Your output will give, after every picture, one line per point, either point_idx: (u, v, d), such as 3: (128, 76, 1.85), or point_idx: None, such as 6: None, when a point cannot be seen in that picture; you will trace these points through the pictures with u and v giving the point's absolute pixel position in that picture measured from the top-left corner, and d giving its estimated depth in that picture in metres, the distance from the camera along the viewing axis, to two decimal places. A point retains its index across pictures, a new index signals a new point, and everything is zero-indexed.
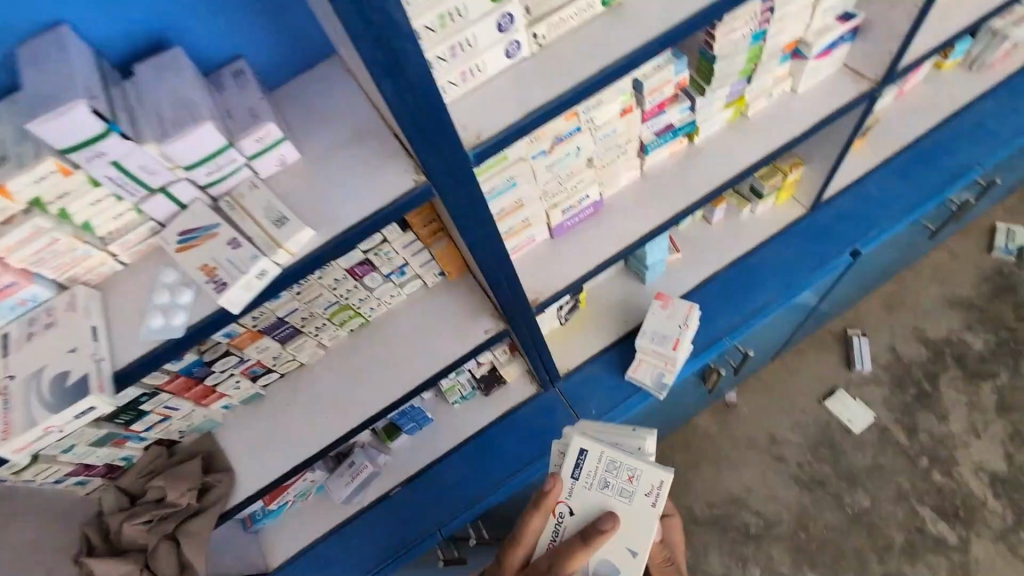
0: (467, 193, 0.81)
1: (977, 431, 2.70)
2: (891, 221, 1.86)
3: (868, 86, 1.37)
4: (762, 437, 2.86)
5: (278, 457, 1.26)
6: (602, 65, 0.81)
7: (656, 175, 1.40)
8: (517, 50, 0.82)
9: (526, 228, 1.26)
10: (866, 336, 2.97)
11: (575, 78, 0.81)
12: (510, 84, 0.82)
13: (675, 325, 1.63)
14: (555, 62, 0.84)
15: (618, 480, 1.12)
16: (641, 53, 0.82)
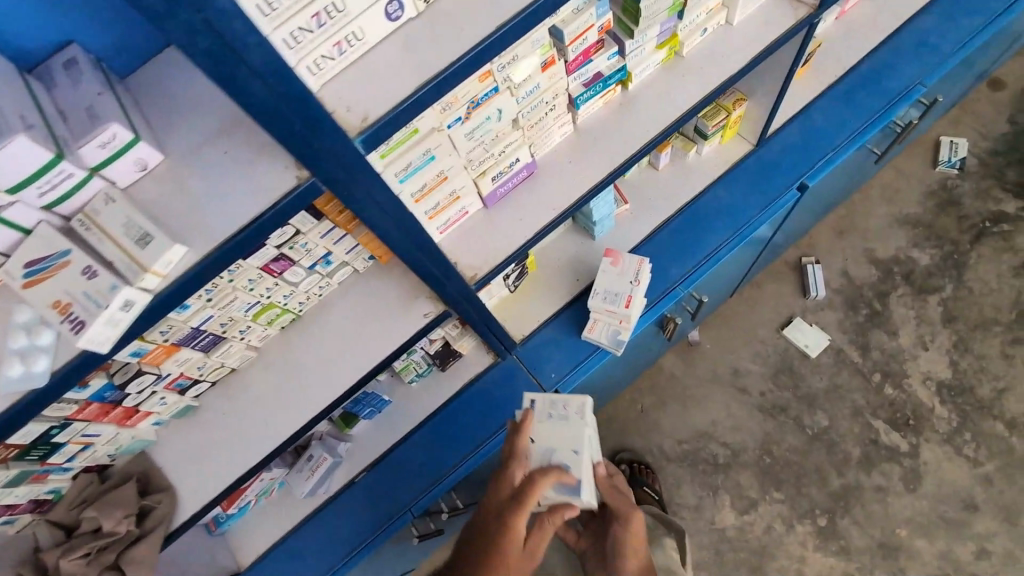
0: (362, 183, 0.72)
1: (925, 343, 2.81)
2: (838, 151, 1.84)
3: (806, 13, 1.29)
4: (725, 371, 2.94)
5: (218, 471, 1.19)
6: (502, 18, 0.70)
7: (590, 129, 1.30)
8: (399, 11, 0.71)
9: (454, 202, 1.17)
10: (820, 263, 3.02)
11: (471, 38, 0.70)
12: (399, 51, 0.71)
13: (625, 281, 1.60)
14: (446, 20, 0.72)
15: (553, 410, 1.40)
16: (546, 1, 0.70)
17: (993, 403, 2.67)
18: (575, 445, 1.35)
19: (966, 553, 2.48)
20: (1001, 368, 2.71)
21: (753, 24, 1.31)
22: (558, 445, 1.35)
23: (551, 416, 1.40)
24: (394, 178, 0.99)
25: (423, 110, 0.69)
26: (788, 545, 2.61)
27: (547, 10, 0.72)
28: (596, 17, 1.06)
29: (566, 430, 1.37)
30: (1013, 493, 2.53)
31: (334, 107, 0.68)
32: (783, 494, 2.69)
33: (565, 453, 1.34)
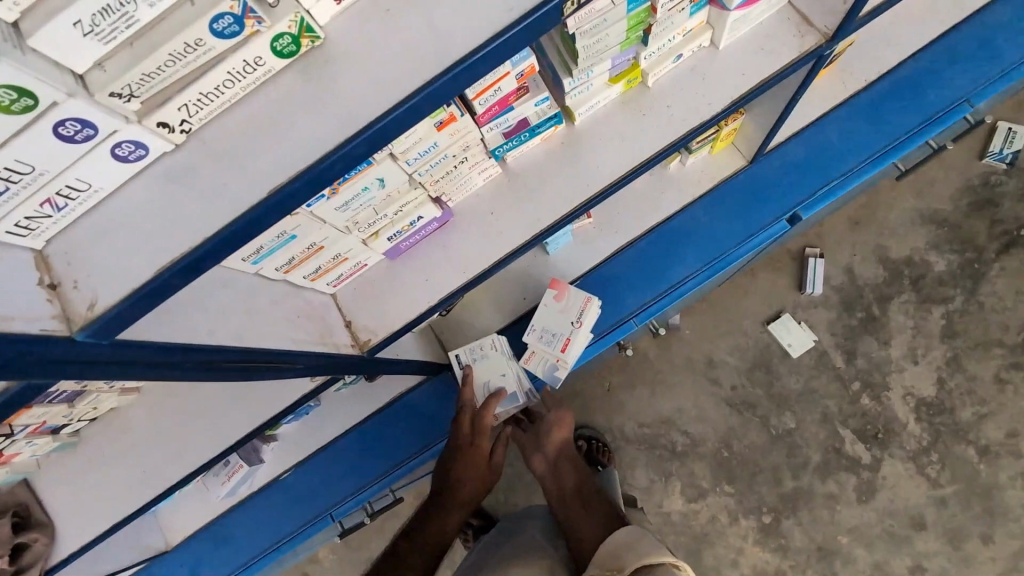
0: (123, 359, 0.58)
1: (915, 356, 2.52)
2: (845, 178, 1.57)
3: (815, 43, 0.99)
4: (699, 359, 2.61)
5: (101, 509, 1.17)
6: (284, 175, 0.52)
7: (523, 174, 1.09)
8: (142, 150, 0.52)
9: (342, 262, 1.00)
10: (823, 257, 2.59)
11: (244, 199, 0.52)
12: (151, 200, 0.54)
13: (567, 320, 1.46)
14: (217, 154, 0.54)
15: (473, 354, 1.42)
16: (344, 153, 0.52)
17: (971, 427, 2.47)
18: (502, 369, 1.41)
19: (902, 567, 2.42)
20: (990, 393, 2.47)
21: (740, 54, 1.03)
22: (489, 376, 1.41)
23: (475, 357, 1.42)
24: (241, 261, 0.82)
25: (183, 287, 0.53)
26: (729, 537, 2.52)
27: (351, 159, 0.53)
28: (512, 66, 0.81)
29: (489, 363, 1.41)
30: (965, 518, 2.42)
31: (59, 280, 0.52)
32: (735, 488, 2.53)
33: (503, 380, 1.40)
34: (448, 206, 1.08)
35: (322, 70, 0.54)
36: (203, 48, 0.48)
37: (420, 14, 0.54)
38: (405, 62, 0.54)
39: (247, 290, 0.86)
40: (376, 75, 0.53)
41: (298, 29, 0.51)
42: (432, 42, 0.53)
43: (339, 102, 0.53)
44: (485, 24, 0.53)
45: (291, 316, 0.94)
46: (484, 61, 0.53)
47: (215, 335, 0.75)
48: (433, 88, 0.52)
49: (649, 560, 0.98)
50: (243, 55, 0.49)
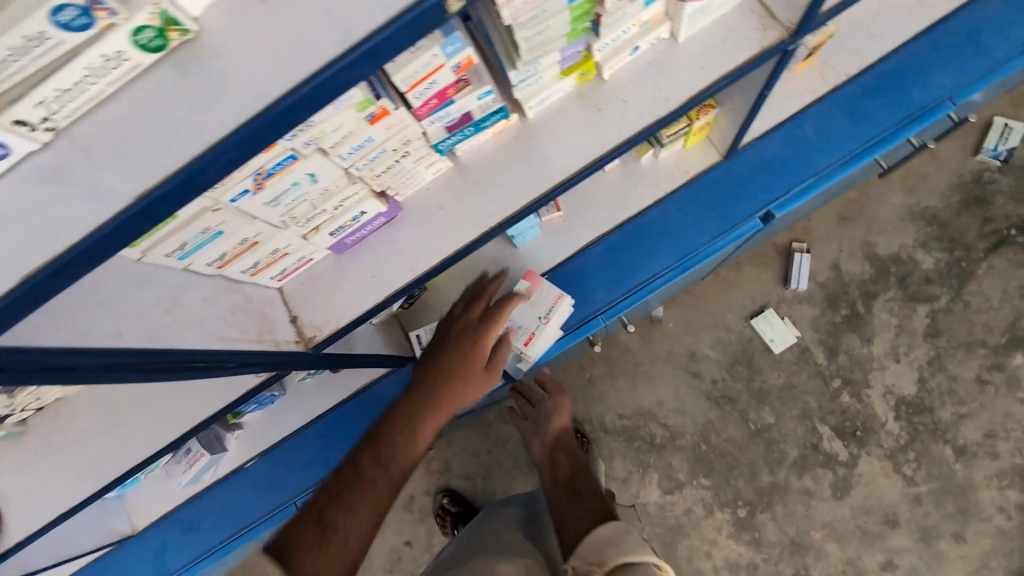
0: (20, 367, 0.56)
1: (897, 354, 2.46)
2: (821, 176, 1.53)
3: (778, 38, 0.95)
4: (681, 353, 2.57)
5: (47, 498, 1.16)
6: (155, 179, 0.49)
7: (474, 167, 1.05)
8: (7, 150, 0.50)
9: (283, 256, 0.97)
10: (810, 252, 2.52)
11: (113, 204, 0.49)
12: (22, 201, 0.52)
13: (535, 314, 1.43)
14: (89, 152, 0.51)
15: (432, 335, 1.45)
16: (215, 154, 0.48)
17: (949, 427, 2.40)
18: None
19: (873, 563, 2.38)
20: (971, 393, 2.40)
21: (699, 49, 0.98)
22: None
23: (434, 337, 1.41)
24: (166, 256, 0.79)
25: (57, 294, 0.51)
26: (703, 528, 2.48)
27: (227, 162, 0.49)
28: (445, 57, 0.77)
29: None
30: (939, 517, 2.36)
31: None
32: (711, 481, 2.49)
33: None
34: (396, 200, 1.04)
35: (199, 65, 0.50)
36: (50, 42, 0.45)
37: (299, 6, 0.50)
38: (281, 60, 0.49)
39: (168, 287, 0.83)
40: (257, 73, 0.50)
41: (161, 21, 0.47)
42: (309, 38, 0.49)
43: (212, 101, 0.50)
44: (365, 19, 0.49)
45: (221, 312, 0.91)
46: (362, 61, 0.49)
47: (122, 337, 0.72)
48: (307, 90, 0.48)
49: (631, 561, 0.94)
50: (98, 49, 0.46)
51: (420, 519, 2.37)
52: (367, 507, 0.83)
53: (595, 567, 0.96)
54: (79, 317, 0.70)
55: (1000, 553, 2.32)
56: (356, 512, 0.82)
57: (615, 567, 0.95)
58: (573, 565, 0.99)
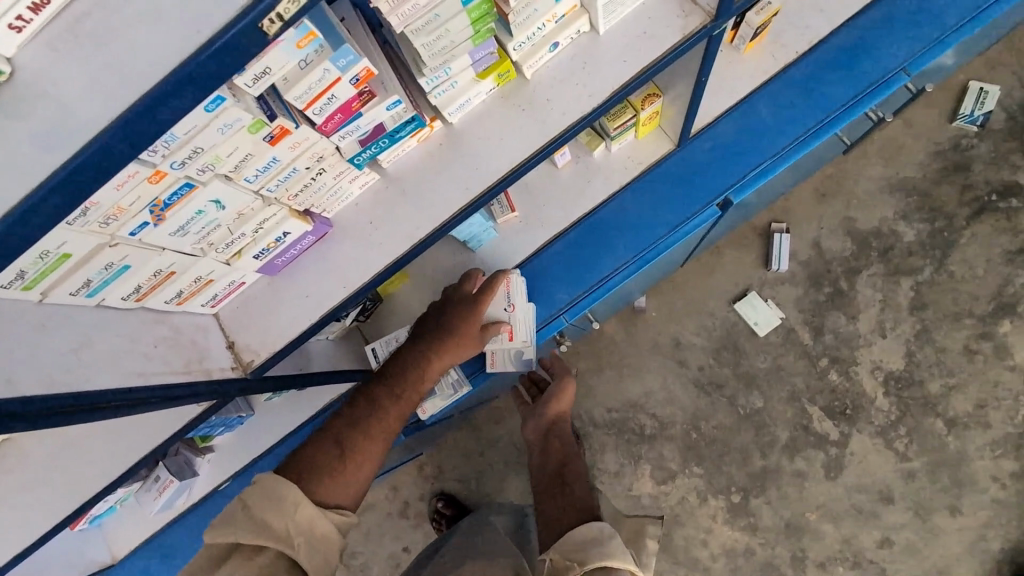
0: None
1: (884, 330, 2.37)
2: (777, 158, 1.49)
3: (700, 24, 0.92)
4: (666, 341, 2.46)
5: None
6: None
7: (402, 178, 1.02)
8: None
9: (209, 283, 0.95)
10: (790, 232, 2.44)
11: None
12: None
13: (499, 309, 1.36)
14: None
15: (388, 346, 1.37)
16: (35, 202, 0.45)
17: (939, 399, 2.31)
18: None
19: (870, 541, 2.28)
20: (959, 364, 2.31)
21: (620, 43, 0.95)
22: None
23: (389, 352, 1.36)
24: (72, 295, 0.77)
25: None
26: (698, 516, 2.36)
27: (54, 211, 0.46)
28: (336, 70, 0.73)
29: None
30: (933, 491, 2.27)
31: None
32: (703, 469, 2.38)
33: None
34: (324, 217, 1.02)
35: (8, 107, 0.45)
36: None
37: (110, 35, 0.45)
38: (98, 97, 0.45)
39: (75, 327, 0.80)
40: (78, 110, 0.44)
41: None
42: (123, 72, 0.44)
43: (27, 149, 0.45)
44: (176, 48, 0.44)
45: (140, 348, 0.88)
46: (183, 92, 0.44)
47: (14, 384, 0.69)
48: (118, 126, 0.44)
49: (608, 563, 0.88)
50: None
51: (415, 525, 2.33)
52: (377, 441, 1.05)
53: (572, 565, 0.90)
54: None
55: (996, 524, 2.23)
56: (367, 446, 1.03)
57: (592, 571, 0.87)
58: (552, 559, 0.93)
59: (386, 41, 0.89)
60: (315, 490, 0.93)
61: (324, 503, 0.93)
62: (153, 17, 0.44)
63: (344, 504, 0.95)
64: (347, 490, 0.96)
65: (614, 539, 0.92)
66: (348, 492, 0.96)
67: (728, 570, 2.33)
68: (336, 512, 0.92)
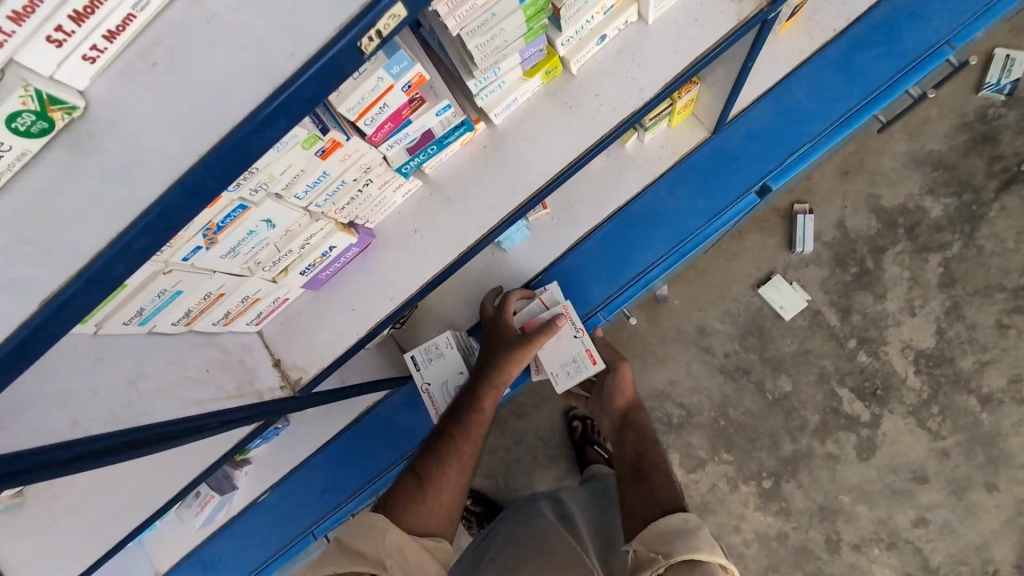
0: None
1: (912, 308, 2.13)
2: (817, 142, 1.45)
3: (756, 9, 0.87)
4: (689, 329, 2.22)
5: None
6: (55, 282, 0.41)
7: (445, 184, 0.99)
8: None
9: (255, 302, 0.92)
10: (813, 212, 2.17)
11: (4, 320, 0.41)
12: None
13: (571, 338, 1.37)
14: None
15: (429, 354, 1.33)
16: (119, 249, 0.41)
17: (972, 375, 2.11)
18: (459, 366, 1.32)
19: (904, 521, 2.10)
20: (991, 339, 2.10)
21: (669, 31, 0.91)
22: (448, 376, 1.32)
23: (431, 359, 1.33)
24: (124, 324, 0.74)
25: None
26: (729, 503, 2.18)
27: (138, 254, 0.42)
28: (390, 78, 0.69)
29: (446, 364, 1.32)
30: (969, 468, 2.09)
31: None
32: (733, 456, 2.18)
33: (461, 379, 1.32)
34: (367, 228, 0.98)
35: (82, 144, 0.41)
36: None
37: (193, 63, 0.41)
38: (180, 130, 0.41)
39: (129, 359, 0.77)
40: (158, 143, 0.41)
41: (38, 102, 0.38)
42: (207, 101, 0.41)
43: (107, 193, 0.41)
44: (267, 73, 0.40)
45: (194, 373, 0.85)
46: (276, 121, 0.41)
47: (81, 426, 0.67)
48: (209, 159, 0.41)
49: (697, 557, 0.83)
50: None
51: None
52: (455, 466, 1.01)
53: (657, 557, 0.85)
54: (28, 411, 0.65)
55: None
56: (446, 472, 1.00)
57: (680, 564, 0.83)
58: (634, 549, 0.88)
59: (426, 42, 0.85)
60: (404, 523, 0.90)
61: (416, 533, 0.90)
62: (240, 43, 0.41)
63: (435, 532, 0.92)
64: (433, 518, 0.93)
65: (702, 532, 0.87)
66: (435, 518, 0.93)
67: (762, 556, 2.15)
68: (429, 542, 0.89)
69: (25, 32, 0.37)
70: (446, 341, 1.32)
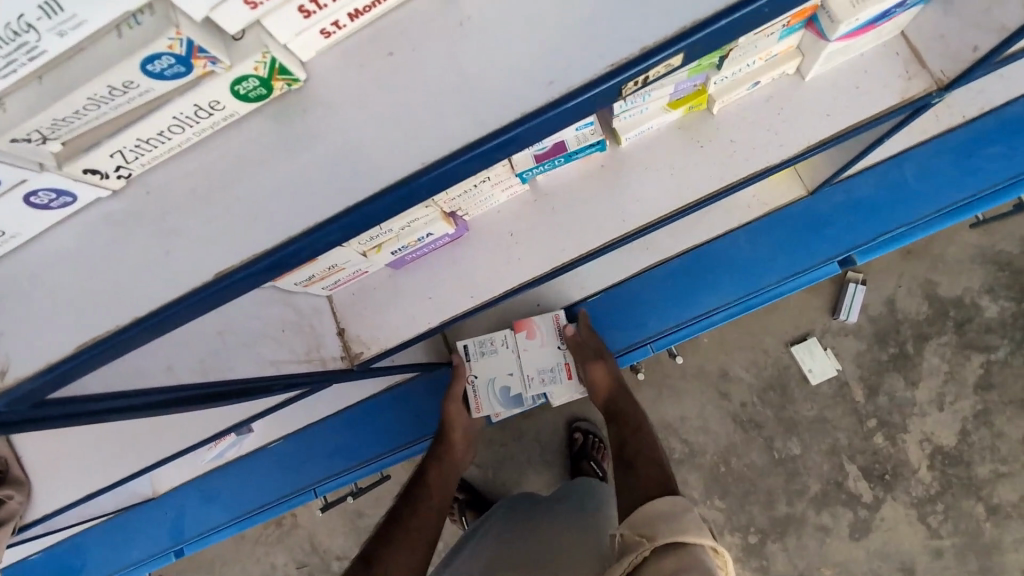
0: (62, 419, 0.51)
1: (942, 402, 1.83)
2: (913, 227, 1.40)
3: (926, 88, 0.82)
4: (710, 370, 1.92)
5: (60, 483, 1.05)
6: (245, 254, 0.43)
7: (553, 195, 0.96)
8: (69, 198, 0.45)
9: (338, 270, 0.89)
10: (866, 283, 1.84)
11: (186, 277, 0.44)
12: (80, 251, 0.46)
13: (553, 348, 1.32)
14: (183, 214, 0.45)
15: (482, 348, 1.32)
16: (313, 239, 0.42)
17: (985, 483, 1.81)
18: (510, 367, 1.33)
19: None
20: (1017, 450, 1.80)
21: (824, 92, 0.87)
22: (497, 373, 1.33)
23: (483, 352, 1.33)
24: None
25: (100, 366, 0.45)
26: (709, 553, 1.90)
27: (323, 246, 0.44)
28: None
29: (497, 360, 1.32)
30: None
31: None
32: (725, 503, 1.90)
33: (508, 380, 1.33)
34: (463, 220, 0.96)
35: (305, 115, 0.45)
36: (136, 90, 0.39)
37: (425, 65, 0.44)
38: (393, 123, 0.43)
39: (218, 312, 0.77)
40: (375, 135, 0.43)
41: (268, 70, 0.41)
42: (427, 100, 0.43)
43: (325, 185, 0.43)
44: (511, 102, 0.41)
45: (271, 332, 0.83)
46: (507, 146, 0.41)
47: (174, 373, 0.67)
48: (430, 174, 0.41)
49: (682, 538, 0.73)
50: (193, 98, 0.41)
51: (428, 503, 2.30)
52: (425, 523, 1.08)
53: (643, 540, 0.75)
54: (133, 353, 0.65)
55: None
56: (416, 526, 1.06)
57: (664, 548, 0.73)
58: (621, 533, 0.79)
59: None
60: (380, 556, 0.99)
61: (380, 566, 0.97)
62: (492, 54, 0.43)
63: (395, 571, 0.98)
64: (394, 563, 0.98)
65: (689, 515, 0.77)
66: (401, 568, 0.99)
67: None
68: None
69: (282, 2, 0.38)
70: (501, 340, 1.32)
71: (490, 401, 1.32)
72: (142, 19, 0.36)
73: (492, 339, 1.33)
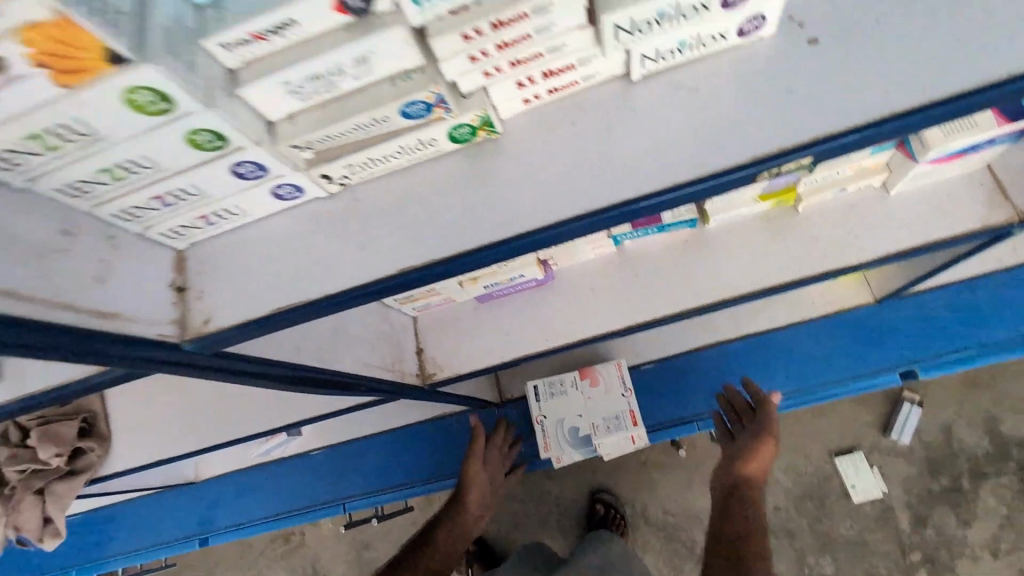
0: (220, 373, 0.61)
1: (996, 547, 1.72)
2: (986, 350, 1.37)
3: (1008, 219, 0.87)
4: None
5: (138, 443, 1.15)
6: (417, 260, 0.53)
7: (638, 259, 1.04)
8: (296, 192, 0.57)
9: (434, 294, 1.00)
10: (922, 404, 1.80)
11: (369, 270, 0.54)
12: (283, 236, 0.58)
13: (617, 396, 1.34)
14: (374, 222, 0.57)
15: (551, 389, 1.37)
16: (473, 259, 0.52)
17: None
18: (580, 409, 1.35)
19: None
20: None
21: (908, 208, 0.93)
22: (565, 414, 1.35)
23: (552, 393, 1.37)
24: None
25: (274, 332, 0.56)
26: None
27: (475, 266, 0.53)
28: None
29: (566, 403, 1.36)
30: None
31: (198, 287, 0.57)
32: None
33: (578, 421, 1.34)
34: (551, 268, 1.05)
35: (489, 161, 0.56)
36: (387, 123, 0.51)
37: (588, 134, 0.54)
38: (557, 175, 0.53)
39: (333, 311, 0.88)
40: (539, 184, 0.53)
41: (479, 122, 0.53)
42: (587, 161, 0.53)
43: (491, 216, 0.53)
44: (657, 171, 0.50)
45: (370, 339, 0.93)
46: (649, 207, 0.50)
47: (300, 353, 0.76)
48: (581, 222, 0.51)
49: None
50: (423, 135, 0.53)
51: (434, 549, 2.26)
52: None
53: None
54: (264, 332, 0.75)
55: None
56: None
57: None
58: None
59: None
60: None
61: None
62: (647, 133, 0.52)
63: None
64: None
65: None
66: None
67: None
68: None
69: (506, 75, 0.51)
70: (569, 382, 1.37)
71: (559, 443, 1.33)
72: (413, 75, 0.48)
73: (560, 382, 1.38)
